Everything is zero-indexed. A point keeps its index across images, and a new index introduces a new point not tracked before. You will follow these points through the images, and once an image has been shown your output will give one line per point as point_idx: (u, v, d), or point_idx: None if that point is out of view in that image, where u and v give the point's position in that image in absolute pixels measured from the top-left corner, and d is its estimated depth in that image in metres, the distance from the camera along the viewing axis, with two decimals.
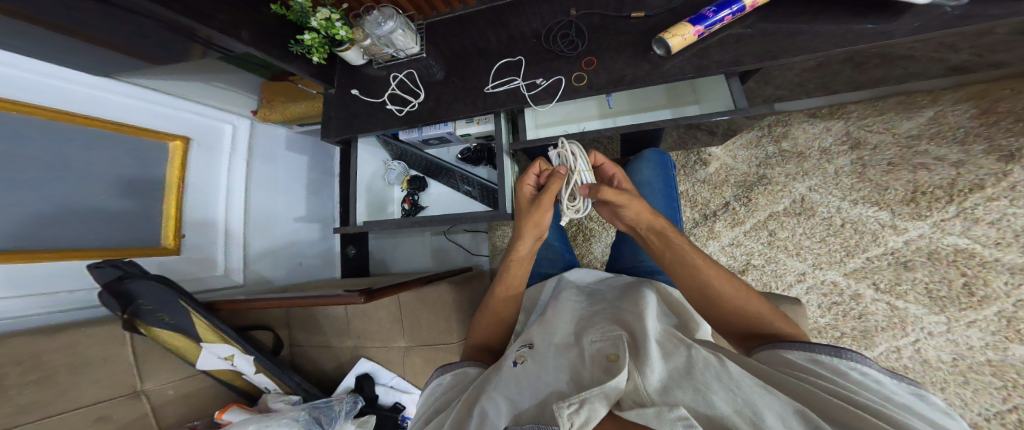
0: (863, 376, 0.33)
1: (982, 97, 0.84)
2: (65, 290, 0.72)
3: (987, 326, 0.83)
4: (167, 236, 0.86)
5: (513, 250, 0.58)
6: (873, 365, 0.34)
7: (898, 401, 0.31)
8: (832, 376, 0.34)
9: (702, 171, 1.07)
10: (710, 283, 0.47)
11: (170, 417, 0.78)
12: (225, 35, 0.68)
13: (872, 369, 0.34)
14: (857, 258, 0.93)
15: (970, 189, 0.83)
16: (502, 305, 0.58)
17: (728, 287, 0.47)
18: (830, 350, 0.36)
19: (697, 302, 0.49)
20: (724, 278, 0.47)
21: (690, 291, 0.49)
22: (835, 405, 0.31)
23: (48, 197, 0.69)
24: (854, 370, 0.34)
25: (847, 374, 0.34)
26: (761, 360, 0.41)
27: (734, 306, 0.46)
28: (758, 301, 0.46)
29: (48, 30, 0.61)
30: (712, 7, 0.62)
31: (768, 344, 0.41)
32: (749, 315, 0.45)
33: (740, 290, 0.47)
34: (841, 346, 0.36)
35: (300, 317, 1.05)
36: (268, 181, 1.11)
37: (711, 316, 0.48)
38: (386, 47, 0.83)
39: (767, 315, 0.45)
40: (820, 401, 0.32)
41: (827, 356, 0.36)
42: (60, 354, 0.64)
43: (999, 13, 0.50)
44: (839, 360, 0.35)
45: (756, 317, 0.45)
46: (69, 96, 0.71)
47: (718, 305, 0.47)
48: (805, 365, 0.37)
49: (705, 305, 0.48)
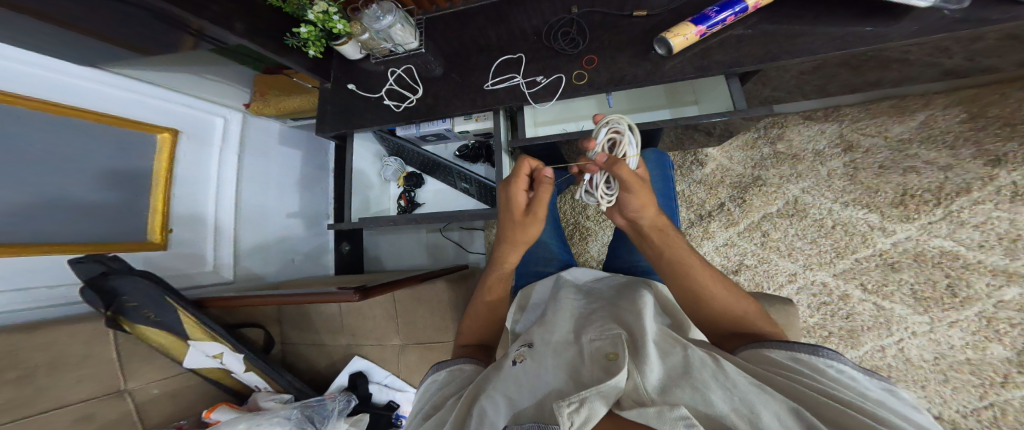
0: (841, 374, 0.34)
1: (971, 102, 0.86)
2: (45, 286, 0.69)
3: (968, 326, 0.86)
4: (155, 231, 0.83)
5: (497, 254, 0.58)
6: (847, 363, 0.35)
7: (874, 397, 0.32)
8: (813, 374, 0.35)
9: (699, 171, 1.09)
10: (702, 286, 0.48)
11: (155, 417, 0.76)
12: (219, 26, 0.67)
13: (847, 366, 0.35)
14: (846, 259, 0.95)
15: (957, 193, 0.86)
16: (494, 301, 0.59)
17: (719, 289, 0.47)
18: (808, 349, 0.37)
19: (688, 303, 0.49)
20: (716, 280, 0.48)
21: (683, 292, 0.49)
22: (822, 402, 0.31)
23: (31, 189, 0.66)
24: (831, 367, 0.35)
25: (827, 372, 0.34)
26: (744, 359, 0.41)
27: (726, 307, 0.47)
28: (746, 302, 0.47)
29: (35, 19, 0.59)
30: (714, 7, 0.63)
31: (752, 344, 0.41)
32: (735, 315, 0.46)
33: (730, 292, 0.47)
34: (819, 345, 0.36)
35: (291, 314, 1.03)
36: (260, 176, 1.09)
37: (699, 316, 0.49)
38: (385, 41, 0.82)
39: (753, 316, 0.46)
40: (811, 400, 0.32)
41: (807, 354, 0.37)
42: (39, 352, 0.61)
43: (998, 18, 0.51)
44: (817, 357, 0.36)
45: (742, 318, 0.46)
46: (45, 85, 0.68)
47: (707, 305, 0.47)
48: (788, 363, 0.37)
49: (695, 308, 0.49)
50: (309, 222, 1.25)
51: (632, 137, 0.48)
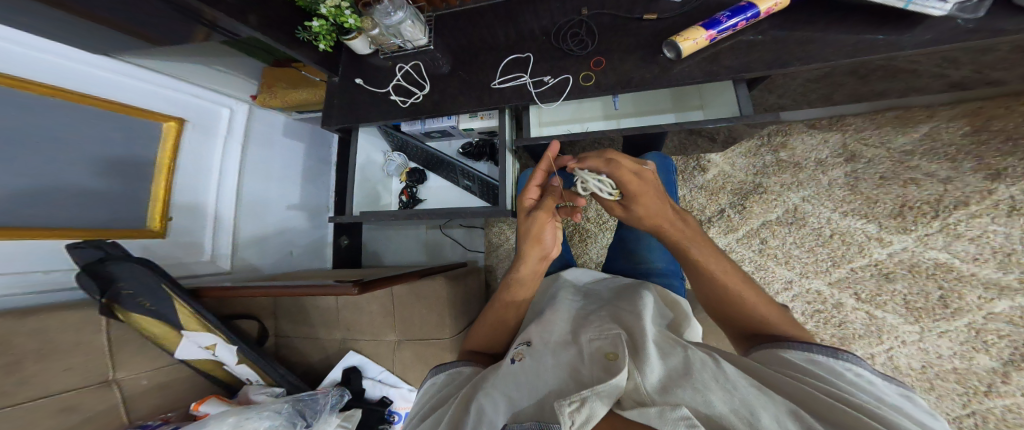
0: (859, 377, 0.34)
1: (976, 114, 0.85)
2: (40, 270, 0.68)
3: (957, 337, 0.87)
4: (153, 219, 0.83)
5: (514, 270, 0.56)
6: (867, 367, 0.35)
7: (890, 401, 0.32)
8: (830, 376, 0.35)
9: (700, 177, 1.09)
10: (724, 289, 0.48)
11: (141, 409, 0.75)
12: (232, 19, 0.67)
13: (867, 370, 0.35)
14: (842, 268, 0.96)
15: (955, 206, 0.86)
16: (505, 308, 0.57)
17: (741, 291, 0.47)
18: (828, 352, 0.37)
19: (711, 300, 0.50)
20: (740, 281, 0.47)
21: (706, 291, 0.50)
22: (828, 404, 0.31)
23: (35, 174, 0.66)
24: (850, 370, 0.35)
25: (845, 374, 0.34)
26: (761, 360, 0.41)
27: (743, 309, 0.47)
28: (767, 305, 0.46)
29: (55, 8, 0.60)
30: (725, 12, 0.64)
31: (768, 344, 0.42)
32: (754, 318, 0.46)
33: (754, 295, 0.47)
34: (839, 348, 0.36)
35: (287, 307, 1.02)
36: (261, 167, 1.08)
37: (720, 313, 0.50)
38: (394, 37, 0.82)
39: (776, 319, 0.45)
40: (817, 401, 0.32)
41: (824, 356, 0.37)
42: (29, 339, 0.60)
43: (1010, 29, 0.52)
44: (835, 360, 0.36)
45: (762, 322, 0.46)
46: (52, 69, 0.67)
47: (725, 305, 0.48)
48: (803, 363, 0.37)
49: (716, 304, 0.50)
50: (309, 215, 1.24)
51: (599, 188, 0.45)
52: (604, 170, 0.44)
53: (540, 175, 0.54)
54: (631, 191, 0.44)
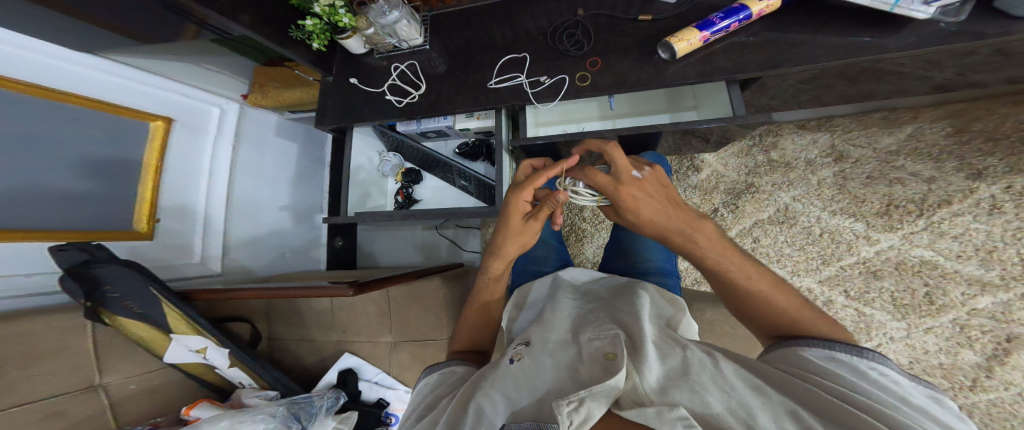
0: (882, 376, 0.34)
1: (959, 115, 0.88)
2: (21, 274, 0.66)
3: (942, 332, 0.90)
4: (141, 220, 0.81)
5: (486, 268, 0.58)
6: (894, 367, 0.35)
7: (915, 402, 0.32)
8: (851, 374, 0.35)
9: (694, 177, 1.12)
10: (749, 294, 0.46)
11: (130, 414, 0.73)
12: (223, 17, 0.65)
13: (892, 370, 0.35)
14: (831, 266, 0.98)
15: (940, 204, 0.89)
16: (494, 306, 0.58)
17: (768, 294, 0.45)
18: (851, 350, 0.37)
19: (734, 300, 0.49)
20: (768, 285, 0.45)
21: (730, 293, 0.48)
22: (838, 405, 0.32)
23: (18, 175, 0.64)
24: (873, 369, 0.35)
25: (866, 373, 0.35)
26: (778, 357, 0.42)
27: (770, 309, 0.45)
28: (800, 307, 0.44)
29: (38, 6, 0.58)
30: (719, 14, 0.65)
31: (787, 343, 0.41)
32: (783, 320, 0.44)
33: (784, 298, 0.45)
34: (864, 347, 0.36)
35: (281, 309, 1.01)
36: (253, 168, 1.06)
37: (745, 312, 0.48)
38: (390, 36, 0.82)
39: (807, 319, 0.43)
40: (828, 400, 0.33)
41: (847, 354, 0.37)
42: (11, 344, 0.59)
43: (993, 32, 0.53)
44: (858, 359, 0.36)
45: (792, 322, 0.44)
46: (36, 68, 0.65)
47: (752, 309, 0.47)
48: (822, 363, 0.37)
49: (739, 304, 0.48)
50: (302, 215, 1.23)
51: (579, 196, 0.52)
52: (580, 177, 0.51)
53: (538, 182, 0.50)
54: (621, 200, 0.46)
